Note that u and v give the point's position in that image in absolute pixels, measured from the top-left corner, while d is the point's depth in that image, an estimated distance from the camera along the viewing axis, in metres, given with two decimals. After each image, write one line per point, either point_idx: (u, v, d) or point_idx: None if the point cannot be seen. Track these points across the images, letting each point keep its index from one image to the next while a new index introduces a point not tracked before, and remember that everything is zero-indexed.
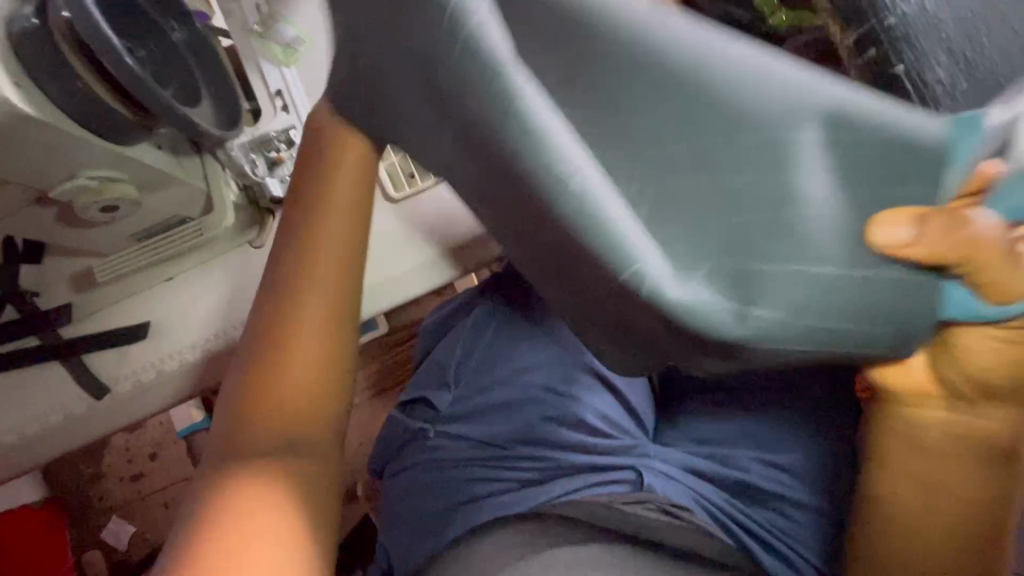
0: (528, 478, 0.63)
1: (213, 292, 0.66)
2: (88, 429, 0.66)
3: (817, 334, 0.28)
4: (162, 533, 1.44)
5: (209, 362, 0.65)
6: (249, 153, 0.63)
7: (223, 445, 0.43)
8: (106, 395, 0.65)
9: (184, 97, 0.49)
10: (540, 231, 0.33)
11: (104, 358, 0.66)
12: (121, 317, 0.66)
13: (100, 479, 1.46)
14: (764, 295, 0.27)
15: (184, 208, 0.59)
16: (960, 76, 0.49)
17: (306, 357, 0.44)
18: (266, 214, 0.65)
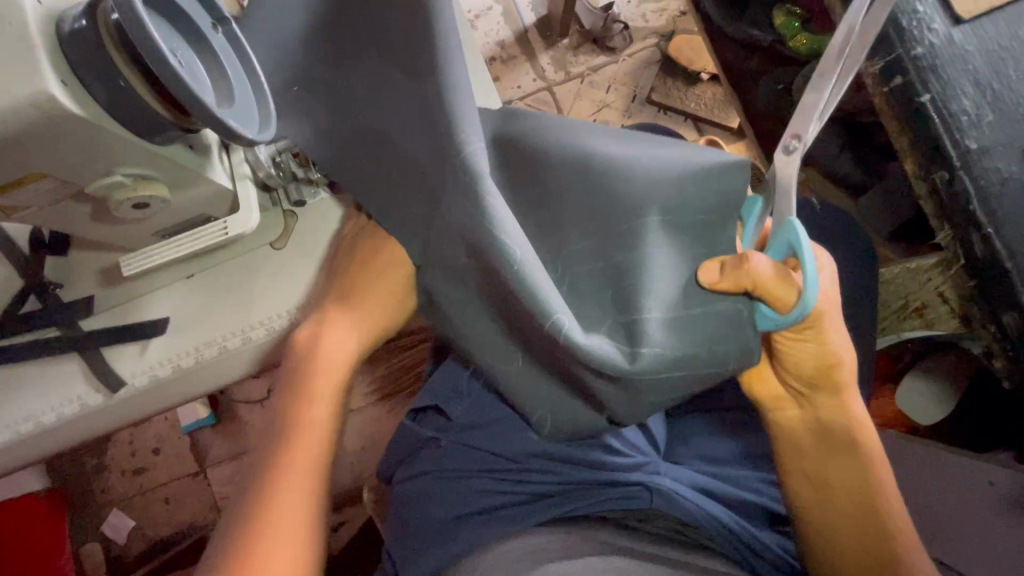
0: (539, 491, 0.63)
1: (235, 290, 0.67)
2: (103, 421, 0.66)
3: (669, 364, 0.42)
4: (161, 528, 1.44)
5: (227, 359, 0.66)
6: (274, 157, 0.63)
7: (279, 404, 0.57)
8: (122, 388, 0.66)
9: (220, 98, 0.50)
10: (480, 276, 0.45)
11: (122, 352, 0.67)
12: (142, 311, 0.67)
13: (102, 471, 1.47)
14: (647, 336, 0.42)
15: (210, 206, 0.59)
16: (985, 108, 0.51)
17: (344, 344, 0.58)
18: (288, 218, 0.67)
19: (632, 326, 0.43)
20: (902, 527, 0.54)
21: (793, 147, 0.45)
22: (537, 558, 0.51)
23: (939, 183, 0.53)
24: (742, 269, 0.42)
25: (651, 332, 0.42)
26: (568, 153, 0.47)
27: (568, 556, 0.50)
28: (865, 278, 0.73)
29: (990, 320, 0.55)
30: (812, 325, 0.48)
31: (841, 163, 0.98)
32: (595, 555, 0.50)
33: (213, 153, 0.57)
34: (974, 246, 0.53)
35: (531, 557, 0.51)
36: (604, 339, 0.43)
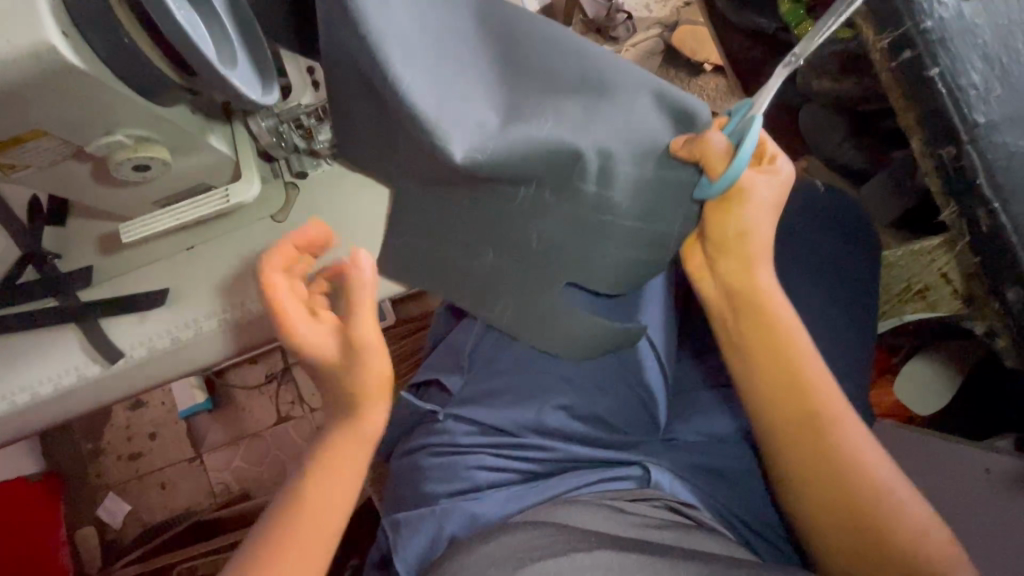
0: (537, 468, 0.63)
1: (233, 263, 0.66)
2: (100, 393, 0.66)
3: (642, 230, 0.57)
4: (157, 513, 1.44)
5: (225, 332, 0.65)
6: (277, 127, 0.62)
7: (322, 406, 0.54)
8: (120, 360, 0.65)
9: (224, 60, 0.49)
10: (467, 114, 0.55)
11: (121, 323, 0.66)
12: (142, 282, 0.67)
13: (98, 455, 1.46)
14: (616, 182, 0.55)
15: (211, 173, 0.59)
16: (994, 83, 0.51)
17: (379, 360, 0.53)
18: (290, 189, 0.67)
19: (617, 200, 0.56)
20: (867, 455, 0.51)
21: (792, 61, 0.56)
22: (519, 561, 0.48)
23: (945, 157, 0.53)
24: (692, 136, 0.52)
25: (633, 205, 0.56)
26: (555, 35, 0.58)
27: (552, 554, 0.48)
28: (867, 260, 0.74)
29: (994, 297, 0.54)
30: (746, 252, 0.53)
31: (844, 151, 0.98)
32: (579, 551, 0.48)
33: (223, 129, 0.59)
34: (980, 221, 0.52)
35: (515, 557, 0.49)
36: (600, 213, 0.57)
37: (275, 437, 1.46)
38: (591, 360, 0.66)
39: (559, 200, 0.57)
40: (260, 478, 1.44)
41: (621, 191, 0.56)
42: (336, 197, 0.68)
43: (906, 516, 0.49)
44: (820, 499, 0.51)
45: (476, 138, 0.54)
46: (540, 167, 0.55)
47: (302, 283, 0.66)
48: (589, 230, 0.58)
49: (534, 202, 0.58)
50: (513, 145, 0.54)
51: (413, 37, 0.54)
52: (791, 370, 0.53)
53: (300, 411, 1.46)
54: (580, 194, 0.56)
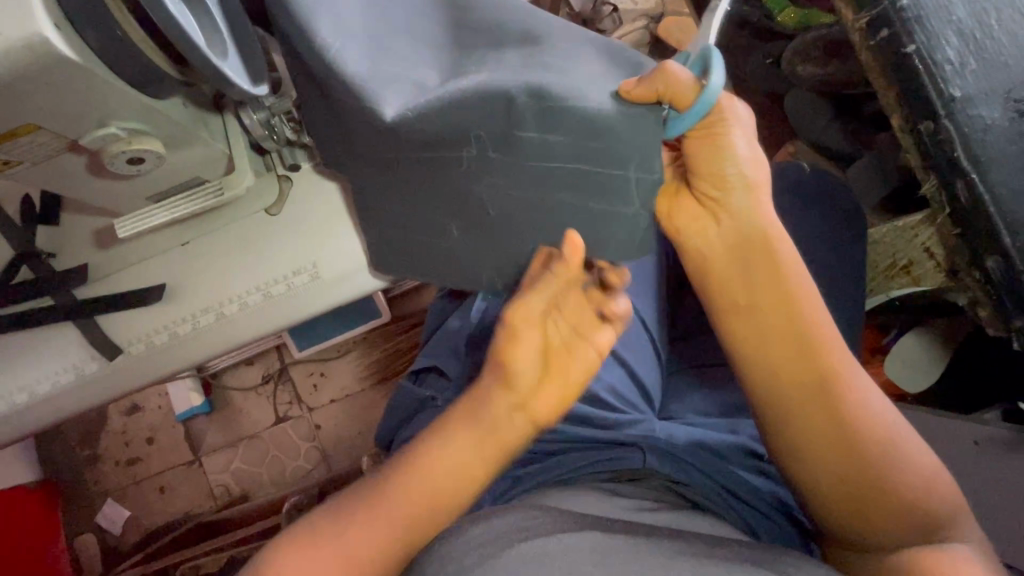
0: (535, 451, 0.64)
1: (230, 257, 0.67)
2: (100, 390, 0.67)
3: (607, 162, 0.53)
4: (157, 517, 1.44)
5: (222, 326, 0.67)
6: (268, 120, 0.62)
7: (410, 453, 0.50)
8: (119, 356, 0.66)
9: (216, 52, 0.49)
10: (395, 69, 0.54)
11: (118, 319, 0.67)
12: (137, 278, 0.67)
13: (96, 462, 1.46)
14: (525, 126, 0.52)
15: (205, 167, 0.60)
16: (969, 57, 0.53)
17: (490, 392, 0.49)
18: (283, 182, 0.68)
19: (586, 128, 0.51)
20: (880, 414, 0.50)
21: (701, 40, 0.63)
22: (509, 539, 0.46)
23: (923, 131, 0.54)
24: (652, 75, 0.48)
25: (600, 137, 0.52)
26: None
27: (534, 536, 0.46)
28: (852, 238, 0.75)
29: (976, 266, 0.56)
30: (731, 183, 0.50)
31: (830, 135, 1.00)
32: (562, 534, 0.47)
33: (217, 121, 0.60)
34: (959, 192, 0.54)
35: (502, 538, 0.46)
36: (555, 160, 0.54)
37: (274, 438, 1.46)
38: None
39: (509, 149, 0.55)
40: (259, 479, 1.44)
41: (571, 131, 0.52)
42: (322, 188, 0.68)
43: (918, 469, 0.50)
44: (829, 454, 0.50)
45: (409, 93, 0.53)
46: (477, 114, 0.52)
47: (297, 276, 0.66)
48: (559, 173, 0.55)
49: (490, 158, 0.56)
50: (442, 96, 0.51)
51: (346, 15, 0.55)
52: (794, 312, 0.50)
53: (297, 411, 1.46)
54: (521, 139, 0.53)
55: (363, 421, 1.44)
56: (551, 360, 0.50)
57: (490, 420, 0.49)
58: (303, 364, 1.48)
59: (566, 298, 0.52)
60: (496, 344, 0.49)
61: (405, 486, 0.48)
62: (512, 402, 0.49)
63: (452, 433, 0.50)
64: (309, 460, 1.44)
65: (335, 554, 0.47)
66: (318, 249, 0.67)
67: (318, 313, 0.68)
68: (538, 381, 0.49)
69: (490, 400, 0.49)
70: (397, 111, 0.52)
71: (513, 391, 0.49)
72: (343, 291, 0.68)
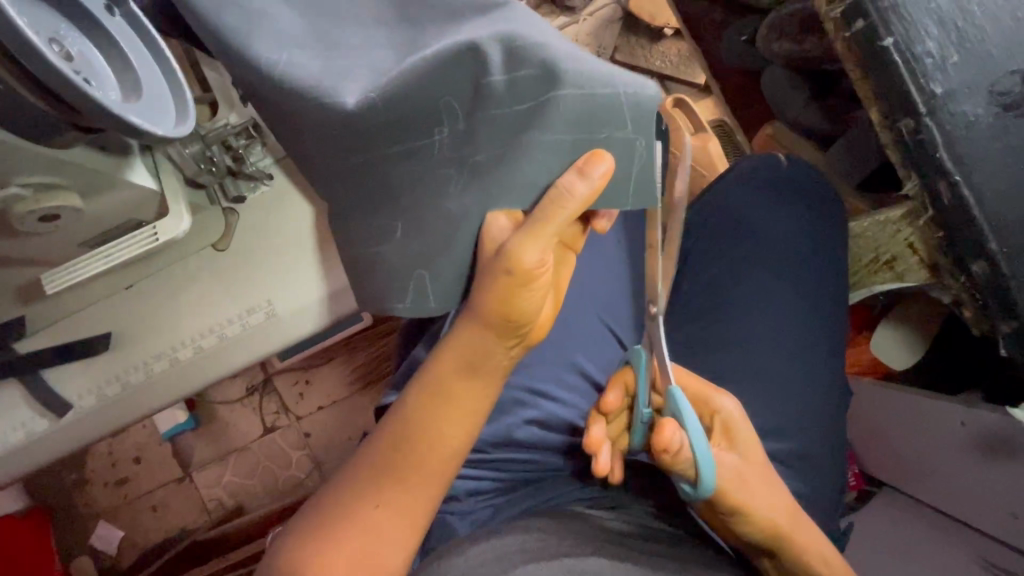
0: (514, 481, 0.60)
1: (176, 299, 0.64)
2: (54, 446, 0.63)
3: (591, 117, 0.46)
4: (151, 536, 1.37)
5: (177, 372, 0.63)
6: (205, 152, 0.61)
7: (412, 420, 0.49)
8: (69, 412, 0.62)
9: (127, 95, 0.45)
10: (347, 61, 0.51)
11: (65, 371, 0.63)
12: (80, 329, 0.64)
13: (84, 485, 1.39)
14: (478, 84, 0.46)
15: (139, 211, 0.55)
16: (950, 49, 0.49)
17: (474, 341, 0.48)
18: (229, 215, 0.64)
19: (547, 67, 0.44)
20: (775, 517, 0.51)
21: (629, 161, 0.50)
22: (510, 561, 0.43)
23: (904, 131, 0.51)
24: (656, 435, 0.46)
25: (571, 83, 0.45)
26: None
27: (546, 557, 0.44)
28: (834, 234, 0.73)
29: (960, 270, 0.54)
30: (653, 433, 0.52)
31: (809, 114, 0.94)
32: (570, 556, 0.45)
33: (137, 157, 0.53)
34: (942, 194, 0.51)
35: (504, 559, 0.44)
36: (522, 102, 0.46)
37: (264, 449, 1.39)
38: (562, 366, 0.63)
39: (475, 117, 0.47)
40: (252, 488, 1.37)
41: (536, 67, 0.44)
42: (270, 216, 0.65)
43: (806, 549, 0.52)
44: (773, 550, 0.53)
45: (368, 80, 0.50)
46: (440, 86, 0.47)
47: (253, 313, 0.63)
48: (524, 124, 0.46)
49: (457, 135, 0.49)
50: (405, 71, 0.47)
51: (288, 28, 0.53)
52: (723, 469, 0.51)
53: (286, 421, 1.39)
54: (490, 92, 0.46)
55: (355, 426, 1.37)
56: (521, 322, 0.47)
57: (472, 349, 0.48)
58: (287, 373, 1.39)
59: (538, 263, 0.45)
60: (484, 287, 0.46)
61: (414, 452, 0.48)
62: (483, 354, 0.48)
63: (448, 385, 0.49)
64: (302, 468, 1.37)
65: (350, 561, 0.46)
66: (271, 286, 0.63)
67: (278, 351, 0.65)
68: (519, 336, 0.48)
69: (487, 344, 0.48)
70: (357, 99, 0.49)
71: (504, 338, 0.47)
72: (305, 321, 0.64)
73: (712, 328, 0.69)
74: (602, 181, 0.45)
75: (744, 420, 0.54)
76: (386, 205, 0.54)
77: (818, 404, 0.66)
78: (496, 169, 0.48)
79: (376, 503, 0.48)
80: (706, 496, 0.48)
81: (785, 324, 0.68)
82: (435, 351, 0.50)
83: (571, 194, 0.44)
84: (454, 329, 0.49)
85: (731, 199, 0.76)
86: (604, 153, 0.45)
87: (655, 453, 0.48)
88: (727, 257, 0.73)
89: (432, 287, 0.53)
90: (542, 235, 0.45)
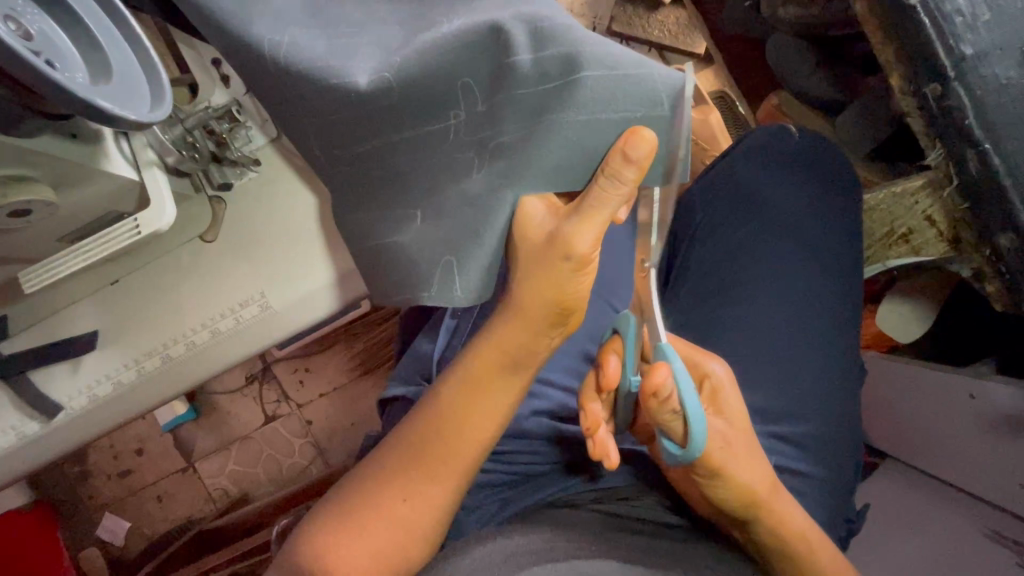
0: (522, 475, 0.58)
1: (166, 294, 0.62)
2: (44, 449, 0.61)
3: (630, 99, 0.42)
4: (159, 526, 1.37)
5: (171, 370, 0.61)
6: (186, 137, 0.57)
7: (448, 412, 0.47)
8: (61, 413, 0.61)
9: (96, 77, 0.42)
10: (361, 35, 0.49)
11: (50, 371, 0.61)
12: (64, 328, 0.62)
13: (87, 478, 1.37)
14: (513, 63, 0.43)
15: (115, 202, 0.53)
16: (982, 6, 0.46)
17: (516, 331, 0.45)
18: (214, 205, 0.63)
19: (576, 47, 0.41)
20: (756, 487, 0.47)
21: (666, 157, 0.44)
22: (517, 563, 0.42)
23: (931, 96, 0.48)
24: (647, 378, 0.42)
25: (604, 62, 0.41)
26: None
27: (551, 559, 0.42)
28: (847, 208, 0.71)
29: (986, 241, 0.52)
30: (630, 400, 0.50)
31: (816, 83, 0.90)
32: (579, 558, 0.43)
33: (108, 144, 0.50)
34: (969, 163, 0.49)
35: (510, 560, 0.42)
36: (548, 83, 0.42)
37: (266, 437, 1.37)
38: (569, 354, 0.61)
39: (496, 100, 0.45)
40: (256, 478, 1.36)
41: (565, 46, 0.41)
42: (261, 204, 0.63)
43: (785, 521, 0.49)
44: (750, 519, 0.49)
45: (379, 57, 0.48)
46: (456, 64, 0.45)
47: (246, 307, 0.61)
48: (552, 105, 0.43)
49: (475, 118, 0.47)
50: (415, 49, 0.46)
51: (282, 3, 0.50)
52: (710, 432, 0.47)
53: (287, 409, 1.37)
54: (514, 72, 0.43)
55: (357, 412, 1.35)
56: (569, 310, 0.45)
57: (514, 341, 0.46)
58: (286, 361, 1.37)
59: (590, 250, 0.43)
60: (530, 278, 0.44)
61: (451, 446, 0.46)
62: (529, 347, 0.46)
63: (485, 377, 0.47)
64: (305, 455, 1.36)
65: (373, 552, 0.45)
66: (265, 277, 0.62)
67: (272, 345, 0.63)
68: (565, 326, 0.46)
69: (527, 337, 0.46)
70: (370, 78, 0.47)
71: (552, 329, 0.46)
72: (307, 314, 0.62)
73: (723, 308, 0.67)
74: (646, 163, 0.40)
75: (733, 386, 0.49)
76: (389, 189, 0.52)
77: (833, 384, 0.64)
78: (523, 153, 0.44)
79: (403, 495, 0.46)
80: (696, 456, 0.44)
81: (798, 302, 0.66)
82: (473, 342, 0.48)
83: (619, 180, 0.40)
84: (494, 319, 0.47)
85: (740, 174, 0.73)
86: (644, 130, 0.40)
87: (642, 399, 0.43)
88: (738, 233, 0.70)
89: (459, 276, 0.49)
90: (589, 228, 0.42)
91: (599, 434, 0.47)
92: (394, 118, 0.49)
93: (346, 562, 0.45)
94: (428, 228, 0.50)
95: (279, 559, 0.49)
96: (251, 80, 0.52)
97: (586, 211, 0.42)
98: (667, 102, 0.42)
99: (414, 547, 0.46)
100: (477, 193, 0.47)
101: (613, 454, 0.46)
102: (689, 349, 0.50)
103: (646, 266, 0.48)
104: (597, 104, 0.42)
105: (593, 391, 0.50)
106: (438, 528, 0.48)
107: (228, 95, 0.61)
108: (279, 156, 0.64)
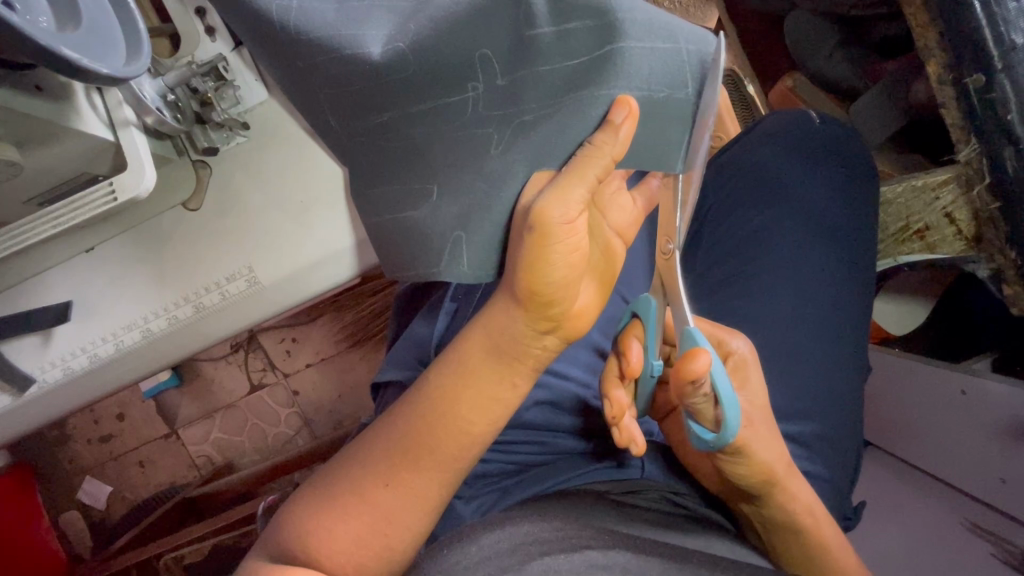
0: (526, 463, 0.56)
1: (143, 263, 0.59)
2: (20, 420, 0.60)
3: (657, 76, 0.41)
4: (141, 491, 1.35)
5: (149, 345, 0.59)
6: (167, 96, 0.54)
7: (436, 398, 0.43)
8: (34, 386, 0.59)
9: (62, 21, 0.37)
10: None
11: (23, 344, 0.59)
12: (39, 298, 0.59)
13: (67, 442, 1.34)
14: (534, 34, 0.41)
15: (88, 162, 0.50)
16: None
17: (507, 314, 0.41)
18: (199, 168, 0.58)
19: (603, 19, 0.40)
20: (774, 468, 0.46)
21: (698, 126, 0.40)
22: (527, 554, 0.40)
23: (974, 88, 0.47)
24: (687, 368, 0.39)
25: (633, 36, 0.40)
26: None
27: (566, 549, 0.40)
28: (866, 201, 0.69)
29: (1013, 242, 0.51)
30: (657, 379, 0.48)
31: (833, 66, 0.87)
32: (594, 548, 0.40)
33: (80, 98, 0.47)
34: (1004, 160, 0.48)
35: (519, 551, 0.40)
36: (574, 59, 0.41)
37: (252, 407, 1.34)
38: (577, 344, 0.59)
39: (517, 74, 0.42)
40: (241, 447, 1.34)
41: (592, 18, 0.40)
42: (246, 168, 0.59)
43: (794, 505, 0.48)
44: (768, 501, 0.48)
45: (391, 24, 0.44)
46: (478, 36, 0.42)
47: (233, 281, 0.58)
48: (577, 80, 0.41)
49: (496, 92, 0.43)
50: (436, 17, 0.42)
51: None
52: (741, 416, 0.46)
53: (274, 379, 1.33)
54: (536, 45, 0.41)
55: (345, 384, 1.33)
56: (547, 295, 0.39)
57: (503, 325, 0.41)
58: (274, 331, 1.33)
59: (565, 222, 0.37)
60: (521, 253, 0.38)
61: (435, 435, 0.43)
62: (512, 334, 0.41)
63: (472, 362, 0.43)
64: (292, 426, 1.34)
65: (353, 537, 0.43)
66: (251, 249, 0.58)
67: (261, 322, 0.60)
68: (547, 316, 0.40)
69: (518, 324, 0.41)
70: (382, 48, 0.44)
71: (530, 316, 0.40)
72: (297, 289, 0.59)
73: (734, 300, 0.65)
74: (628, 127, 0.39)
75: (756, 365, 0.48)
76: (393, 166, 0.48)
77: (837, 378, 0.64)
78: (540, 130, 0.42)
79: (386, 481, 0.44)
80: (730, 440, 0.42)
81: (809, 296, 0.64)
82: (464, 326, 0.44)
83: (599, 146, 0.39)
84: (486, 302, 0.43)
85: (759, 160, 0.70)
86: (628, 97, 0.39)
87: (675, 386, 0.41)
88: (755, 222, 0.67)
89: (466, 251, 0.45)
90: (580, 188, 0.38)
91: (625, 420, 0.45)
92: (395, 90, 0.45)
93: (326, 549, 0.42)
94: (434, 206, 0.46)
95: (263, 542, 0.46)
96: (249, 44, 0.48)
97: (570, 175, 0.38)
98: (686, 65, 0.41)
99: (399, 538, 0.43)
100: (491, 167, 0.43)
101: (639, 439, 0.45)
102: (712, 326, 0.48)
103: (668, 249, 0.44)
104: (626, 80, 0.40)
105: (615, 377, 0.47)
106: (427, 520, 0.45)
107: (215, 51, 0.57)
108: (271, 123, 0.59)
